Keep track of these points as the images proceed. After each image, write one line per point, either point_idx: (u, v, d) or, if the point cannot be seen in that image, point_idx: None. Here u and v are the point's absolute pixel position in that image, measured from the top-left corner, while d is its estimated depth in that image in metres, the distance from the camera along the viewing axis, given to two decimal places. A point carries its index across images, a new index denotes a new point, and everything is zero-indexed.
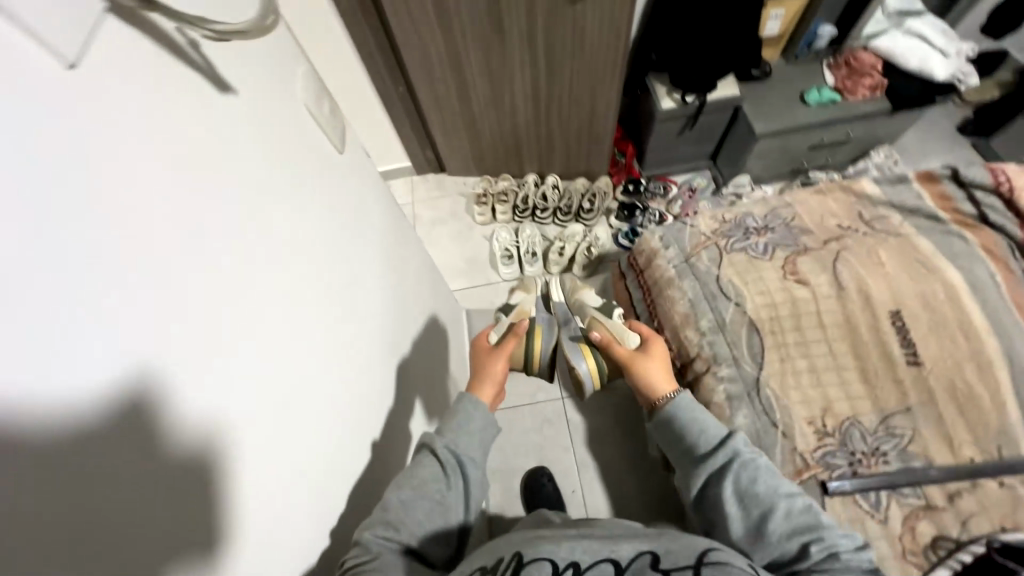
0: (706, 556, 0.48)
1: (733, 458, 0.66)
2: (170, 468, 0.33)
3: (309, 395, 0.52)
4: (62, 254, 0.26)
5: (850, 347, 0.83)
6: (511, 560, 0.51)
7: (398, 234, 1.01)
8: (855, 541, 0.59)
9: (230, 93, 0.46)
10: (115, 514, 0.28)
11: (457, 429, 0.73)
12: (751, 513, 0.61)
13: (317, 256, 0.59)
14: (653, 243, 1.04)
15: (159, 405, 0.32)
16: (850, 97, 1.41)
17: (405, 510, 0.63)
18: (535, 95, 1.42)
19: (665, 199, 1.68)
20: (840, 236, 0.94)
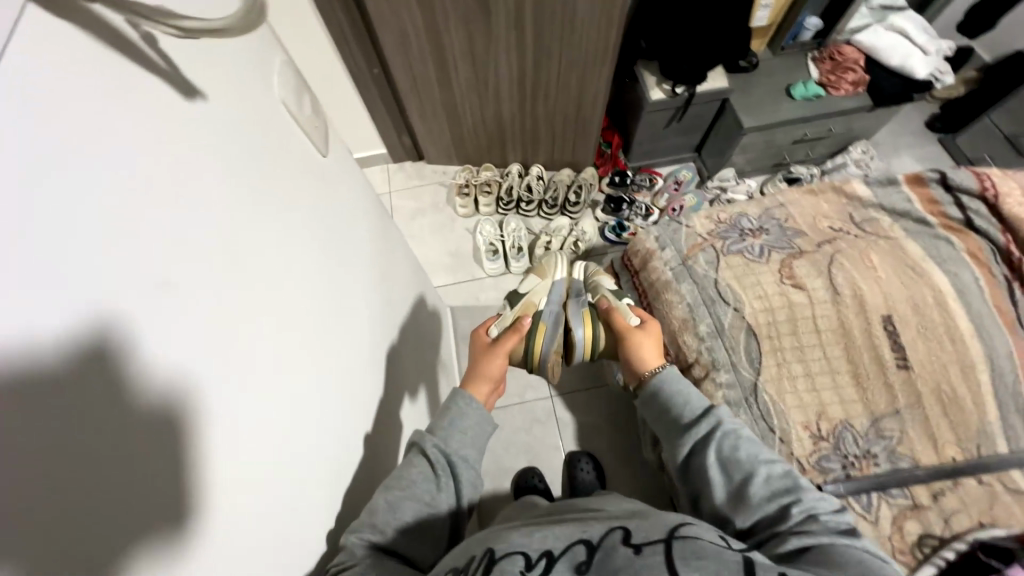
0: (678, 531, 0.44)
1: (716, 426, 0.66)
2: (165, 428, 0.32)
3: (287, 435, 0.47)
4: (57, 194, 0.25)
5: (843, 350, 0.84)
6: (482, 557, 0.46)
7: (385, 235, 0.94)
8: (835, 506, 0.58)
9: (197, 99, 0.39)
10: (103, 468, 0.27)
11: (449, 427, 0.68)
12: (734, 478, 0.61)
13: (299, 275, 0.53)
14: (649, 243, 1.02)
15: (151, 359, 0.31)
16: (833, 92, 1.42)
17: (391, 513, 0.59)
18: (521, 82, 1.35)
19: (650, 191, 1.67)
20: (833, 238, 0.94)
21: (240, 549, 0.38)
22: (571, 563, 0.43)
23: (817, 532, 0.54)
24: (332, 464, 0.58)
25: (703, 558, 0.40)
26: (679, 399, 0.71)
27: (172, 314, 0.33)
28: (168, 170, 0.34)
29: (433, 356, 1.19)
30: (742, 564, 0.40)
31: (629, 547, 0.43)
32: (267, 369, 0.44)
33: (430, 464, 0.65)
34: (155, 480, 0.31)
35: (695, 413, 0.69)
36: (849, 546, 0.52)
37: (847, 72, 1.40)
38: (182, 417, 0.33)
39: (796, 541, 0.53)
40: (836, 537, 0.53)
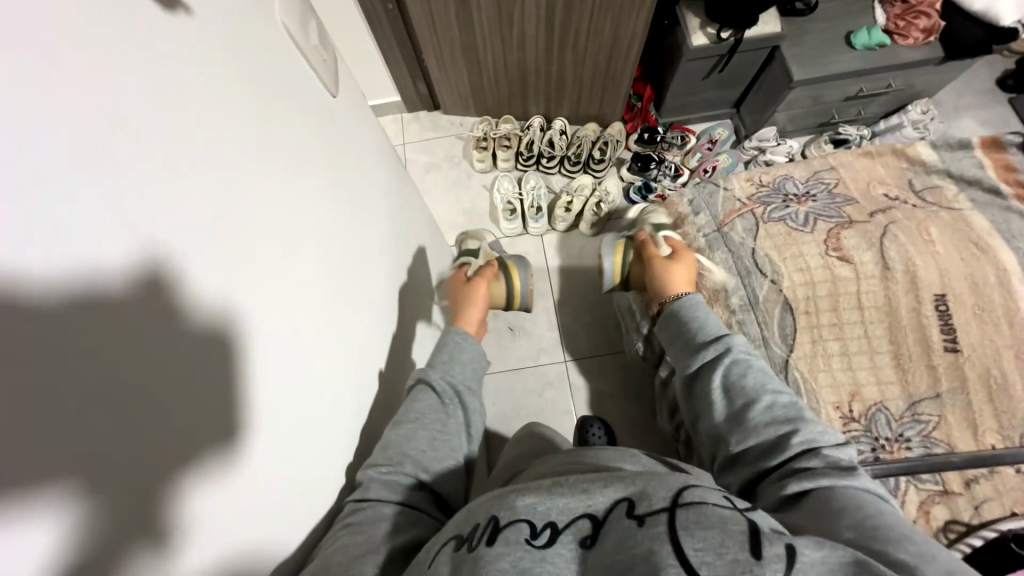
0: (684, 496, 0.36)
1: (726, 351, 0.63)
2: (191, 411, 0.33)
3: (292, 403, 0.46)
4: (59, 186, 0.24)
5: (886, 330, 0.78)
6: (485, 525, 0.40)
7: (401, 190, 0.89)
8: (837, 438, 0.55)
9: (181, 11, 0.33)
10: (135, 453, 0.28)
11: (450, 360, 0.69)
12: (736, 402, 0.59)
13: (306, 235, 0.50)
14: (682, 208, 0.97)
15: (169, 343, 0.31)
16: (900, 42, 1.26)
17: (404, 445, 0.58)
18: (548, 24, 1.22)
19: (681, 150, 1.55)
20: (887, 207, 0.86)
21: (243, 516, 0.38)
22: (575, 540, 0.37)
23: (816, 469, 0.51)
24: (347, 427, 0.58)
25: (708, 529, 0.33)
26: (695, 323, 0.69)
27: (158, 282, 0.30)
28: (152, 115, 0.30)
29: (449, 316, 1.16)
30: (750, 536, 0.32)
31: (632, 520, 0.35)
32: (270, 337, 0.42)
33: (437, 396, 0.65)
34: (153, 450, 0.29)
35: (708, 337, 0.66)
36: (849, 484, 0.48)
37: (919, 17, 1.24)
38: (175, 386, 0.32)
39: (796, 483, 0.50)
40: (837, 475, 0.49)
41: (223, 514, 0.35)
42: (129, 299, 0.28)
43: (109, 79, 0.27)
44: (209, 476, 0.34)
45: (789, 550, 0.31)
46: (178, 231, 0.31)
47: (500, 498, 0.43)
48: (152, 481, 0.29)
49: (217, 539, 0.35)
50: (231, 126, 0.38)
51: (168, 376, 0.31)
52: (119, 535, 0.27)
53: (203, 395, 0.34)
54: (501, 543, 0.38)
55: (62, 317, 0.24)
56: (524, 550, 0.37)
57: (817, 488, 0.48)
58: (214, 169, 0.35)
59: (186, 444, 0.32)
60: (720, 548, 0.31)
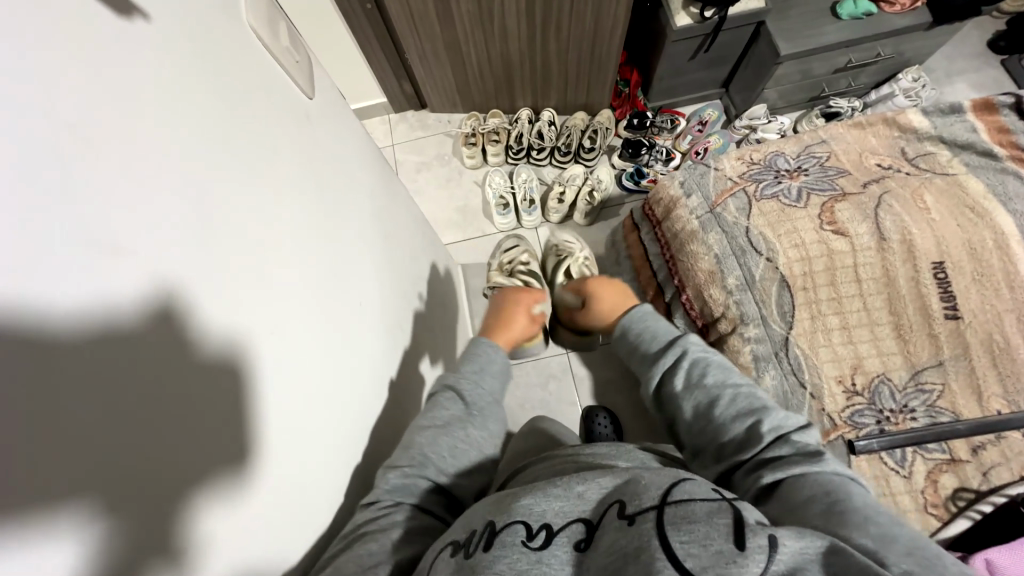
0: (673, 493, 0.37)
1: (683, 355, 0.66)
2: (204, 420, 0.34)
3: (297, 414, 0.46)
4: (51, 213, 0.24)
5: (885, 301, 0.77)
6: (483, 529, 0.40)
7: (389, 190, 0.88)
8: (802, 421, 0.56)
9: (138, 17, 0.32)
10: (152, 465, 0.29)
11: (480, 372, 0.70)
12: (699, 401, 0.61)
13: (296, 242, 0.49)
14: (672, 190, 0.94)
15: (180, 358, 0.32)
16: (886, 9, 1.24)
17: (426, 446, 0.59)
18: (529, 14, 1.20)
19: (672, 134, 1.54)
20: (881, 177, 0.85)
21: (258, 521, 0.38)
22: (570, 542, 0.38)
23: (787, 456, 0.51)
24: (352, 430, 0.58)
25: (694, 523, 0.34)
26: (647, 334, 0.73)
27: (160, 301, 0.30)
28: (132, 137, 0.29)
29: (449, 315, 1.16)
30: (734, 527, 0.33)
31: (623, 519, 0.36)
32: (270, 347, 0.42)
33: (463, 401, 0.66)
34: (166, 463, 0.30)
35: (664, 345, 0.70)
36: (820, 470, 0.48)
37: None
38: (189, 397, 0.32)
39: (770, 473, 0.49)
40: (807, 462, 0.49)
41: (238, 527, 0.36)
42: (128, 326, 0.28)
43: (90, 101, 0.27)
44: (222, 491, 0.35)
45: (772, 540, 0.32)
46: (173, 252, 0.31)
47: (498, 502, 0.43)
48: (166, 504, 0.30)
49: (234, 550, 0.35)
50: (212, 141, 0.37)
51: (175, 396, 0.31)
52: (138, 558, 0.27)
53: (214, 404, 0.35)
54: (498, 546, 0.38)
55: (71, 346, 0.24)
56: (519, 552, 0.37)
57: (791, 477, 0.48)
58: (204, 183, 0.35)
59: (199, 463, 0.33)
60: (705, 539, 0.33)
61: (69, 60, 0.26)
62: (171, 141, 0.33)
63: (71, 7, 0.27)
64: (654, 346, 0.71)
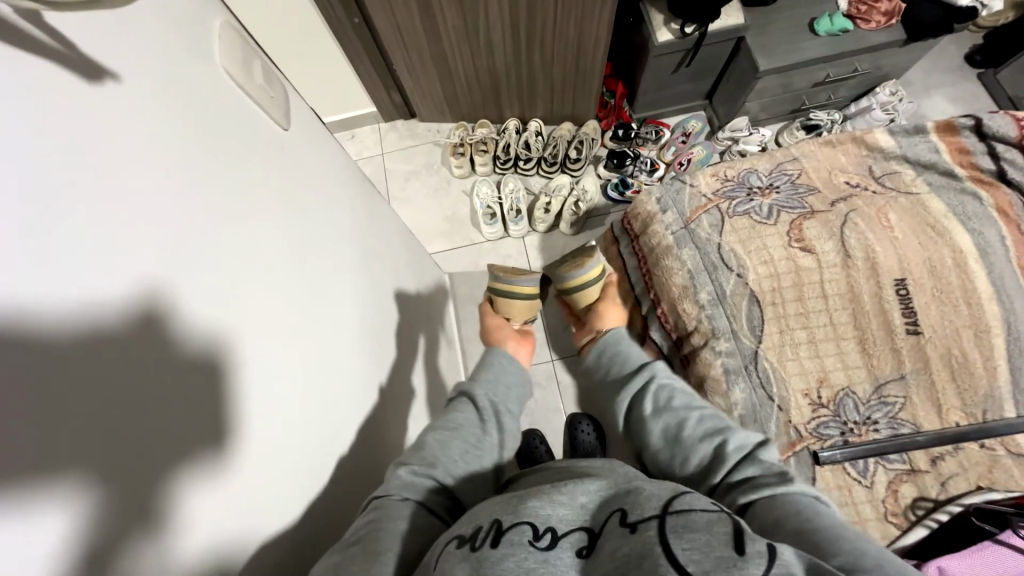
0: (674, 503, 0.40)
1: (650, 379, 0.72)
2: (185, 425, 0.36)
3: (278, 423, 0.48)
4: (39, 254, 0.27)
5: (850, 316, 0.80)
6: (488, 526, 0.42)
7: (370, 205, 0.90)
8: (761, 438, 0.61)
9: (108, 79, 0.33)
10: (133, 470, 0.31)
11: (495, 383, 0.76)
12: (668, 424, 0.65)
13: (276, 256, 0.52)
14: (649, 205, 0.96)
15: (159, 372, 0.35)
16: (863, 26, 1.27)
17: (440, 449, 0.62)
18: (513, 27, 1.23)
19: (656, 145, 1.56)
20: (849, 195, 0.88)
21: (243, 518, 0.41)
22: (573, 548, 0.41)
23: (753, 473, 0.55)
24: (336, 433, 0.60)
25: (696, 532, 0.37)
26: (621, 359, 0.79)
27: (141, 322, 0.33)
28: (111, 172, 0.32)
29: (435, 324, 1.19)
30: (733, 536, 0.37)
31: (626, 527, 0.40)
32: (251, 360, 0.45)
33: (479, 410, 0.70)
34: (148, 470, 0.33)
35: (636, 368, 0.75)
36: (786, 490, 0.51)
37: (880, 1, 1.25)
38: (170, 406, 0.35)
39: (743, 496, 0.52)
40: (772, 480, 0.53)
41: (219, 518, 0.38)
42: (111, 345, 0.31)
43: (71, 151, 0.29)
44: (208, 484, 0.38)
45: (770, 548, 0.36)
46: (150, 274, 0.34)
47: (505, 503, 0.45)
48: (143, 499, 0.32)
49: (215, 540, 0.38)
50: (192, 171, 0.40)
51: (155, 408, 0.34)
52: (126, 555, 0.30)
53: (197, 412, 0.38)
54: (505, 545, 0.40)
55: (53, 373, 0.27)
56: (528, 551, 0.40)
57: (760, 498, 0.51)
58: (183, 212, 0.38)
59: (177, 460, 0.35)
60: (706, 547, 0.36)
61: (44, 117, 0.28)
62: (150, 177, 0.35)
63: (50, 73, 0.29)
64: (626, 371, 0.77)
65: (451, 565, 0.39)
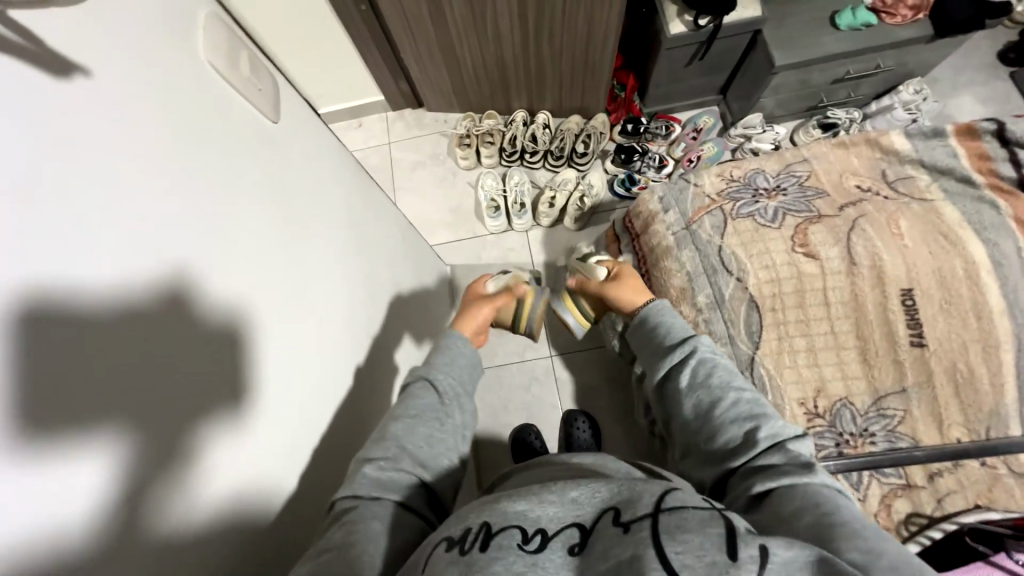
0: (667, 501, 0.39)
1: (691, 353, 0.67)
2: (196, 397, 0.39)
3: (280, 401, 0.50)
4: (39, 246, 0.28)
5: (852, 325, 0.78)
6: (477, 529, 0.42)
7: (365, 196, 0.89)
8: (798, 430, 0.58)
9: (79, 75, 0.33)
10: (148, 436, 0.34)
11: (448, 365, 0.73)
12: (701, 401, 0.62)
13: (273, 243, 0.53)
14: (651, 205, 0.94)
15: (168, 348, 0.37)
16: (887, 20, 1.22)
17: (403, 439, 0.61)
18: (521, 17, 1.20)
19: (666, 140, 1.53)
20: (859, 200, 0.84)
21: (251, 486, 0.44)
22: (564, 547, 0.40)
23: (779, 464, 0.53)
24: (333, 406, 0.62)
25: (688, 533, 0.36)
26: (662, 328, 0.73)
27: (149, 302, 0.35)
28: (101, 168, 0.32)
29: (434, 316, 1.20)
30: (726, 540, 0.36)
31: (618, 527, 0.39)
32: (254, 340, 0.47)
33: (439, 395, 0.68)
34: (163, 438, 0.35)
35: (677, 340, 0.70)
36: (811, 483, 0.51)
37: None
38: (180, 379, 0.38)
39: (761, 484, 0.51)
40: (800, 473, 0.51)
41: (231, 482, 0.42)
42: (124, 322, 0.33)
43: (61, 149, 0.30)
44: (217, 453, 0.40)
45: (762, 551, 0.35)
46: (152, 262, 0.36)
47: (493, 504, 0.45)
48: (158, 464, 0.35)
49: (226, 503, 0.41)
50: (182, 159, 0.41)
51: (167, 379, 0.36)
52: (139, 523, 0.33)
53: (206, 385, 0.40)
54: (494, 547, 0.39)
55: (60, 358, 0.28)
56: (516, 554, 0.39)
57: (779, 488, 0.51)
58: (178, 205, 0.39)
59: (190, 429, 0.38)
60: (699, 550, 0.35)
61: (31, 120, 0.28)
62: (142, 172, 0.36)
63: (26, 72, 0.29)
64: (665, 341, 0.71)
65: (440, 567, 0.39)
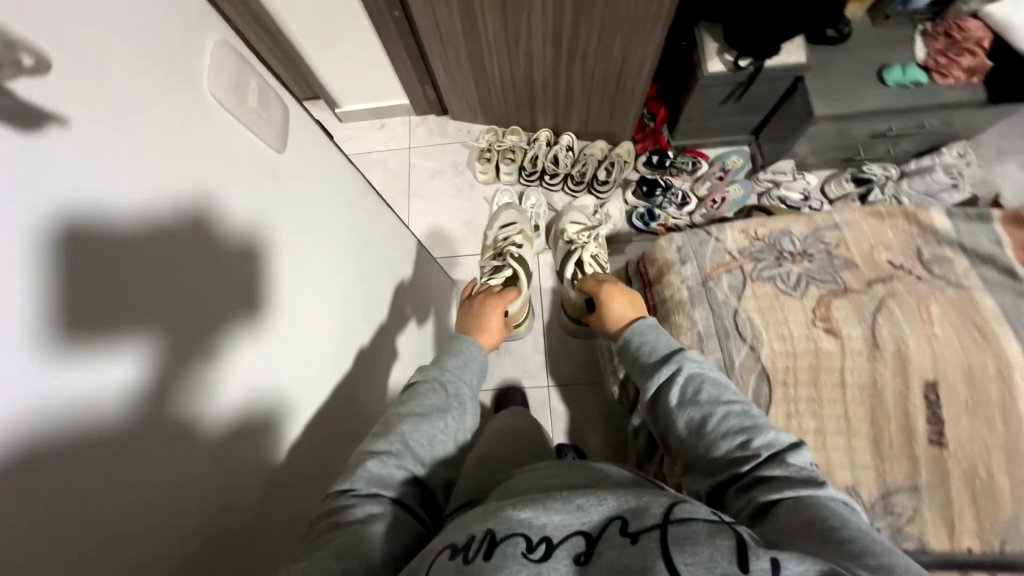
0: (676, 512, 0.37)
1: (678, 370, 0.62)
2: (202, 339, 0.42)
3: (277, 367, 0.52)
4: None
5: (868, 412, 0.73)
6: (481, 537, 0.38)
7: (375, 214, 0.88)
8: (791, 437, 0.55)
9: (52, 127, 0.30)
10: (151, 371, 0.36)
11: (460, 368, 0.71)
12: (692, 418, 0.58)
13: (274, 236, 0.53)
14: (668, 253, 0.90)
15: (180, 289, 0.39)
16: (938, 80, 1.16)
17: (408, 435, 0.59)
18: (556, 39, 1.17)
19: (691, 176, 1.48)
20: (889, 277, 0.80)
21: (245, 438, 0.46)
22: (570, 556, 0.37)
23: (780, 478, 0.50)
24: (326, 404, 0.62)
25: (698, 545, 0.34)
26: (645, 345, 0.68)
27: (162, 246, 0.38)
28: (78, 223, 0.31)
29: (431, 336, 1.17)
30: (736, 551, 0.33)
31: (625, 538, 0.36)
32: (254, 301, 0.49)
33: (448, 396, 0.66)
34: (165, 378, 0.37)
35: (660, 358, 0.65)
36: (814, 496, 0.48)
37: (962, 55, 1.13)
38: (189, 317, 0.40)
39: (764, 496, 0.49)
40: (803, 487, 0.49)
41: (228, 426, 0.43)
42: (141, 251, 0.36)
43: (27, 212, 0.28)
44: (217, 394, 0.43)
45: (774, 563, 0.33)
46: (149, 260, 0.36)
47: (494, 509, 0.41)
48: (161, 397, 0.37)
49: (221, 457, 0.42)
50: (189, 133, 0.42)
51: (177, 311, 0.39)
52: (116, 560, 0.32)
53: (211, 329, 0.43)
54: (499, 556, 0.36)
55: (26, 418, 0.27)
56: (520, 563, 0.36)
57: (784, 501, 0.48)
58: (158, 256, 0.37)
59: (193, 368, 0.40)
60: (708, 563, 0.33)
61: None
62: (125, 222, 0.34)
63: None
64: (651, 357, 0.66)
65: None
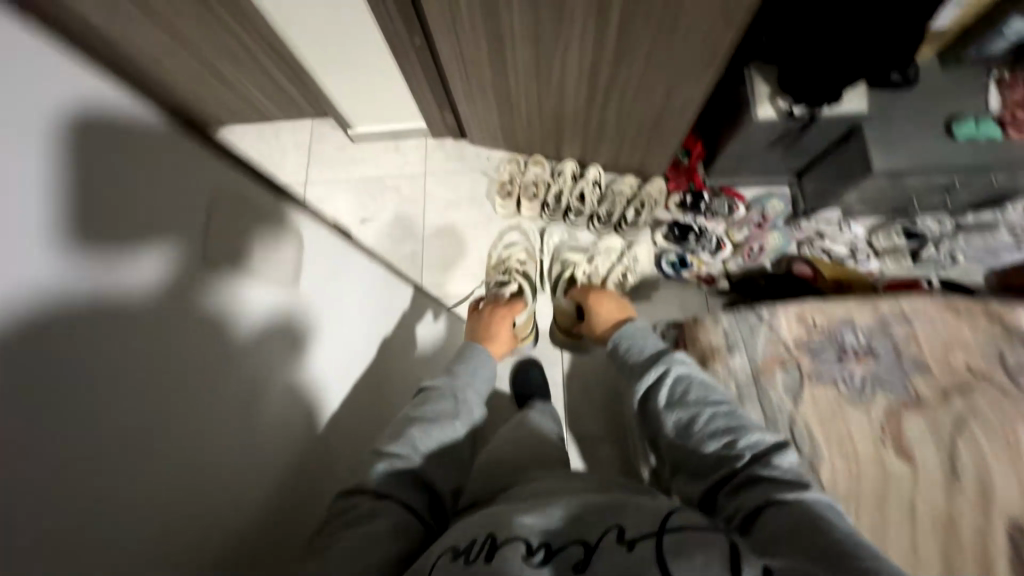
0: (672, 521, 0.43)
1: (667, 372, 0.72)
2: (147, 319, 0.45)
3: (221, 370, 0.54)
4: None
5: (941, 547, 0.66)
6: (485, 541, 0.46)
7: (361, 277, 0.96)
8: (776, 438, 0.61)
9: None
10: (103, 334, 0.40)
11: (469, 369, 0.84)
12: (682, 419, 0.65)
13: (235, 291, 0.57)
14: (713, 338, 0.82)
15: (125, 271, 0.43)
16: (1012, 136, 1.05)
17: (425, 428, 0.70)
18: (591, 76, 1.06)
19: (727, 220, 1.37)
20: (969, 388, 0.72)
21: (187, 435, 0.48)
22: (571, 564, 0.42)
23: (767, 476, 0.55)
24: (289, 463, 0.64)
25: (691, 551, 0.39)
26: (639, 350, 0.80)
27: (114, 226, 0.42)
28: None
29: None
30: (728, 556, 0.39)
31: (623, 545, 0.42)
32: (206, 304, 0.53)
33: (452, 400, 0.76)
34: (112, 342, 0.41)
35: (651, 360, 0.76)
36: (800, 498, 0.52)
37: None
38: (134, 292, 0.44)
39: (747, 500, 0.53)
40: (788, 489, 0.53)
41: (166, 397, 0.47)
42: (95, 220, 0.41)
43: None
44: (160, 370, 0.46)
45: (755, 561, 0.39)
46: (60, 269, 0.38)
47: (507, 518, 0.49)
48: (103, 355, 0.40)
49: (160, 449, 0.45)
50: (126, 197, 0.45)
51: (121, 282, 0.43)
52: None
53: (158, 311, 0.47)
54: (501, 559, 0.43)
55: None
56: (526, 566, 0.42)
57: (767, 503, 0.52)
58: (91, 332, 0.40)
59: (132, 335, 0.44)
60: (702, 567, 0.38)
61: None
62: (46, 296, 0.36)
63: None
64: (644, 362, 0.77)
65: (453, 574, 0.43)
